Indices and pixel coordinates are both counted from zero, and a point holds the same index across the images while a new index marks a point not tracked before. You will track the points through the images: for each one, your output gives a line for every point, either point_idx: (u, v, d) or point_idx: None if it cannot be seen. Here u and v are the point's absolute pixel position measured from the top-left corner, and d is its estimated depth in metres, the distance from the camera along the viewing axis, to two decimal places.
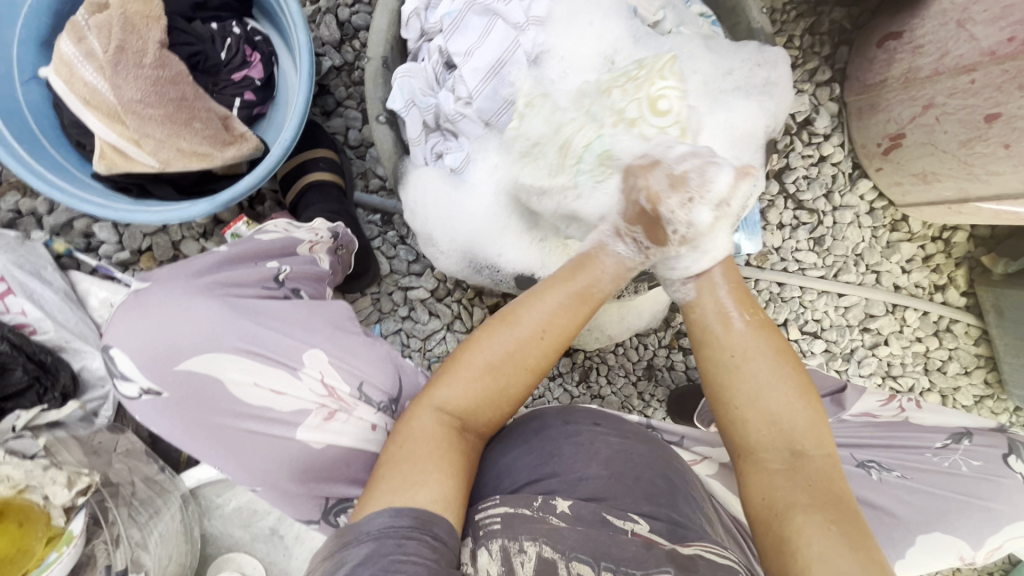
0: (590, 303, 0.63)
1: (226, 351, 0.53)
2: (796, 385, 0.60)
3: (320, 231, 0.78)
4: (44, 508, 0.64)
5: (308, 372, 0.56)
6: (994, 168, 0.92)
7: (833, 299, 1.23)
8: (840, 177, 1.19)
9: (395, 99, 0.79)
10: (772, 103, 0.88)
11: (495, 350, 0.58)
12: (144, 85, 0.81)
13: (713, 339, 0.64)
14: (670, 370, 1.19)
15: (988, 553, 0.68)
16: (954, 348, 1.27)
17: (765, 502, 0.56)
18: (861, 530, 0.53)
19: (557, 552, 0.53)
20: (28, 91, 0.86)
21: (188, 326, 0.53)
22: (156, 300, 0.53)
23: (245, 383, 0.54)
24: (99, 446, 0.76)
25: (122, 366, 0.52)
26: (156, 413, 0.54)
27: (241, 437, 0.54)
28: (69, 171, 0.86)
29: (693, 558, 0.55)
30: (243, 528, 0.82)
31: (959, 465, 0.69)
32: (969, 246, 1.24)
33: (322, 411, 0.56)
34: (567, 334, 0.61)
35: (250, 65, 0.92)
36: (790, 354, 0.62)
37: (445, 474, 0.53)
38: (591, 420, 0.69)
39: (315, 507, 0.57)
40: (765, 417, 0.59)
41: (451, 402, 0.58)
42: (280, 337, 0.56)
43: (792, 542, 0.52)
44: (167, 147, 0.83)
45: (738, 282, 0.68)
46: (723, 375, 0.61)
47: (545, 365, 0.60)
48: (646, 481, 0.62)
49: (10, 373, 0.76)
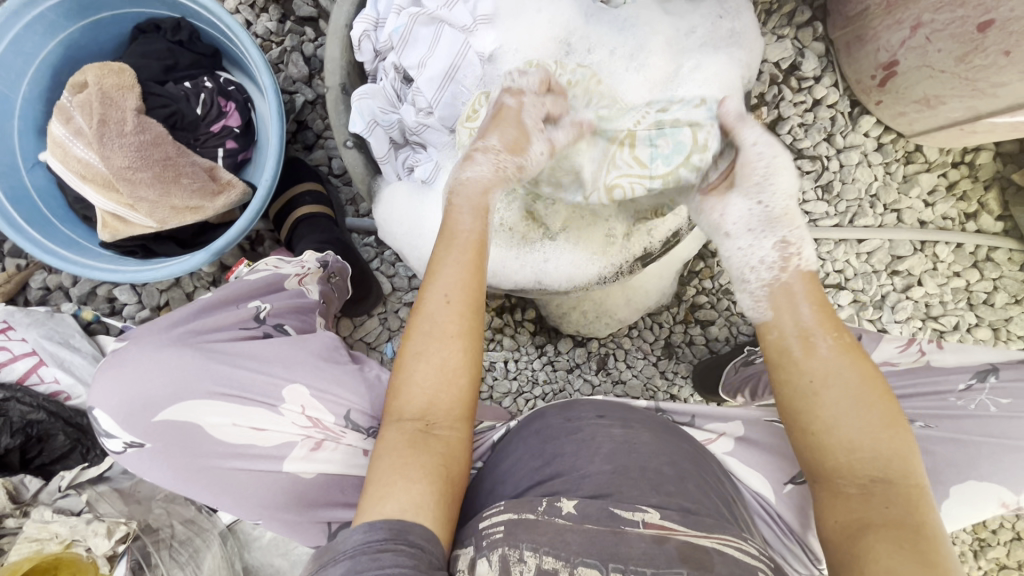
0: (469, 253, 0.62)
1: (200, 396, 0.56)
2: (882, 413, 0.56)
3: (308, 262, 0.80)
4: (91, 559, 0.69)
5: (289, 408, 0.58)
6: (998, 79, 0.84)
7: (852, 246, 1.17)
8: (839, 119, 1.13)
9: (356, 123, 0.80)
10: (743, 54, 0.85)
11: (418, 336, 0.59)
12: (129, 151, 0.86)
13: (791, 359, 0.60)
14: (691, 345, 1.16)
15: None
16: (998, 277, 1.19)
17: (840, 526, 0.54)
18: (938, 555, 0.50)
19: (563, 560, 0.54)
20: (34, 176, 0.93)
21: (161, 377, 0.56)
22: (133, 355, 0.57)
23: (222, 425, 0.57)
24: (141, 496, 0.80)
25: (105, 424, 0.56)
26: (147, 464, 0.57)
27: (229, 475, 0.57)
28: (80, 244, 0.93)
29: (708, 553, 0.54)
30: (282, 557, 0.84)
31: (985, 405, 0.65)
32: (997, 166, 1.16)
33: (307, 442, 0.58)
34: (468, 290, 0.60)
35: (227, 115, 0.96)
36: (876, 379, 0.58)
37: (412, 479, 0.53)
38: (594, 412, 0.72)
39: (320, 533, 0.59)
40: (845, 444, 0.56)
41: (406, 406, 0.57)
42: (254, 376, 0.58)
43: (863, 563, 0.50)
44: (160, 206, 0.88)
45: (821, 300, 0.63)
46: (800, 397, 0.58)
47: (461, 325, 0.59)
48: (651, 472, 0.63)
49: (53, 439, 0.82)
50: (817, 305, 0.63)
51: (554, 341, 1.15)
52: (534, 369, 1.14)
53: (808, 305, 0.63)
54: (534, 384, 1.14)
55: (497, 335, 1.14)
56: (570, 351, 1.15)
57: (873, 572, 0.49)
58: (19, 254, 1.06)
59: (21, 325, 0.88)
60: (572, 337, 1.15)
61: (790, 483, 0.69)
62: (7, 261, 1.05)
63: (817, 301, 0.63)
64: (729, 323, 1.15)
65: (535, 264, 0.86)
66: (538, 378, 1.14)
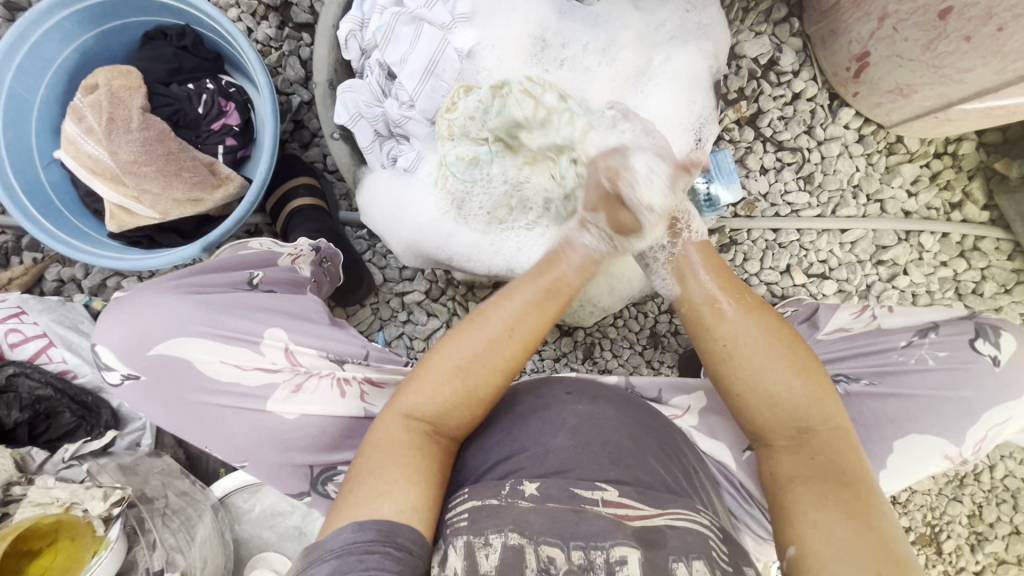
0: (554, 302, 0.66)
1: (191, 335, 0.60)
2: (793, 362, 0.63)
3: (301, 245, 0.86)
4: (87, 521, 0.73)
5: (271, 348, 0.63)
6: (963, 65, 0.86)
7: (836, 236, 1.18)
8: (818, 112, 1.15)
9: (341, 115, 0.86)
10: (710, 45, 0.88)
11: (464, 355, 0.62)
12: (134, 147, 0.92)
13: (703, 326, 0.67)
14: (676, 335, 1.18)
15: (976, 446, 0.68)
16: (985, 266, 1.19)
17: (775, 478, 0.62)
18: (866, 498, 0.57)
19: (526, 537, 0.55)
20: (50, 173, 1.00)
21: (156, 317, 0.60)
22: (129, 300, 0.62)
23: (211, 362, 0.61)
24: (139, 469, 0.85)
25: (105, 358, 0.60)
26: (153, 408, 0.62)
27: (217, 410, 0.61)
28: (90, 234, 0.99)
29: (661, 532, 0.57)
30: (270, 529, 0.88)
31: (925, 359, 0.70)
32: (981, 156, 1.17)
33: (289, 384, 0.63)
34: (531, 331, 0.64)
35: (227, 114, 1.02)
36: (781, 329, 0.64)
37: (411, 483, 0.57)
38: (563, 390, 0.73)
39: (304, 477, 0.65)
40: (763, 399, 0.63)
41: (419, 407, 0.62)
42: (240, 319, 0.63)
43: (793, 518, 0.57)
44: (164, 198, 0.94)
45: (719, 264, 0.71)
46: (720, 361, 0.65)
47: (512, 364, 0.63)
48: (612, 445, 0.65)
49: (59, 416, 0.87)
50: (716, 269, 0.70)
51: None
52: None
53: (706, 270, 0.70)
54: (522, 372, 1.17)
55: None
56: (557, 340, 1.17)
57: (803, 525, 0.57)
58: (36, 249, 1.13)
59: (34, 310, 0.94)
60: (558, 327, 1.18)
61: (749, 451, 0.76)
62: (25, 255, 1.12)
63: (716, 267, 0.71)
64: None
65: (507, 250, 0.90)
66: (525, 367, 1.17)
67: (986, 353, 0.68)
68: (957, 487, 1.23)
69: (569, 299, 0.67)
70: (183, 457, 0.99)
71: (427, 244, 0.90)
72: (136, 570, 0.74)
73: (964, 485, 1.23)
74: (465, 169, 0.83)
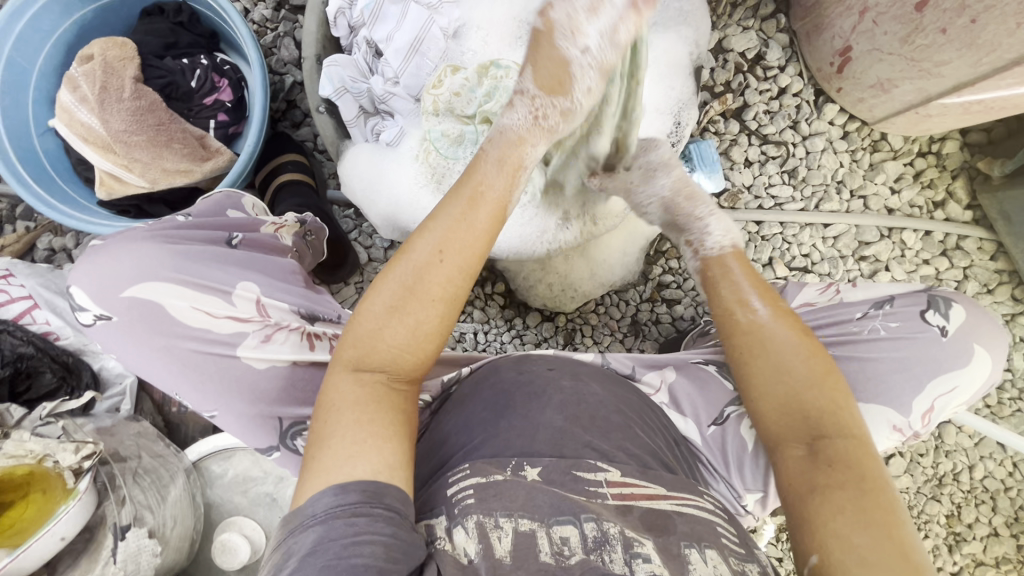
0: (480, 214, 0.64)
1: (163, 280, 0.63)
2: (811, 373, 0.65)
3: (286, 218, 0.86)
4: (59, 474, 0.74)
5: (242, 300, 0.66)
6: (940, 58, 0.88)
7: (819, 231, 1.19)
8: (804, 107, 1.16)
9: (326, 88, 0.87)
10: (690, 32, 0.91)
11: (398, 288, 0.60)
12: (126, 116, 0.94)
13: (732, 326, 0.70)
14: (657, 324, 1.19)
15: (923, 416, 0.76)
16: (968, 265, 1.19)
17: (797, 484, 0.61)
18: (888, 509, 0.57)
19: (537, 521, 0.57)
20: (44, 141, 1.02)
21: (130, 261, 0.62)
22: (107, 245, 0.64)
23: (182, 307, 0.62)
24: (115, 430, 0.86)
25: (79, 298, 0.62)
26: (127, 354, 0.63)
27: (187, 355, 0.62)
28: (80, 202, 1.01)
29: (669, 517, 0.62)
30: (242, 495, 0.90)
31: (877, 330, 0.77)
32: (965, 155, 1.18)
33: (258, 334, 0.65)
34: (467, 252, 0.62)
35: (219, 89, 1.04)
36: (812, 346, 0.67)
37: (384, 441, 0.56)
38: (545, 365, 0.76)
39: (273, 430, 0.65)
40: (780, 398, 0.66)
41: (367, 356, 0.59)
42: (214, 271, 0.66)
43: (817, 524, 0.58)
44: (153, 168, 0.96)
45: (754, 274, 0.74)
46: (737, 358, 0.69)
47: (454, 291, 0.61)
48: (600, 418, 0.70)
49: (40, 376, 0.88)
50: (747, 277, 0.73)
51: (523, 315, 1.19)
52: (503, 343, 1.18)
53: (739, 274, 0.73)
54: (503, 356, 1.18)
55: (468, 307, 1.18)
56: (538, 325, 1.18)
57: (826, 532, 0.57)
58: (29, 218, 1.15)
59: (21, 273, 0.95)
60: (540, 312, 1.18)
61: (714, 424, 0.82)
62: (18, 223, 1.14)
63: (747, 270, 0.74)
64: (695, 303, 1.18)
65: None
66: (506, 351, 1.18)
67: (934, 324, 0.76)
68: (936, 486, 1.23)
69: (497, 212, 0.66)
70: (162, 424, 1.03)
71: (405, 216, 0.91)
72: (104, 525, 0.75)
73: (943, 485, 1.23)
74: (448, 146, 0.85)
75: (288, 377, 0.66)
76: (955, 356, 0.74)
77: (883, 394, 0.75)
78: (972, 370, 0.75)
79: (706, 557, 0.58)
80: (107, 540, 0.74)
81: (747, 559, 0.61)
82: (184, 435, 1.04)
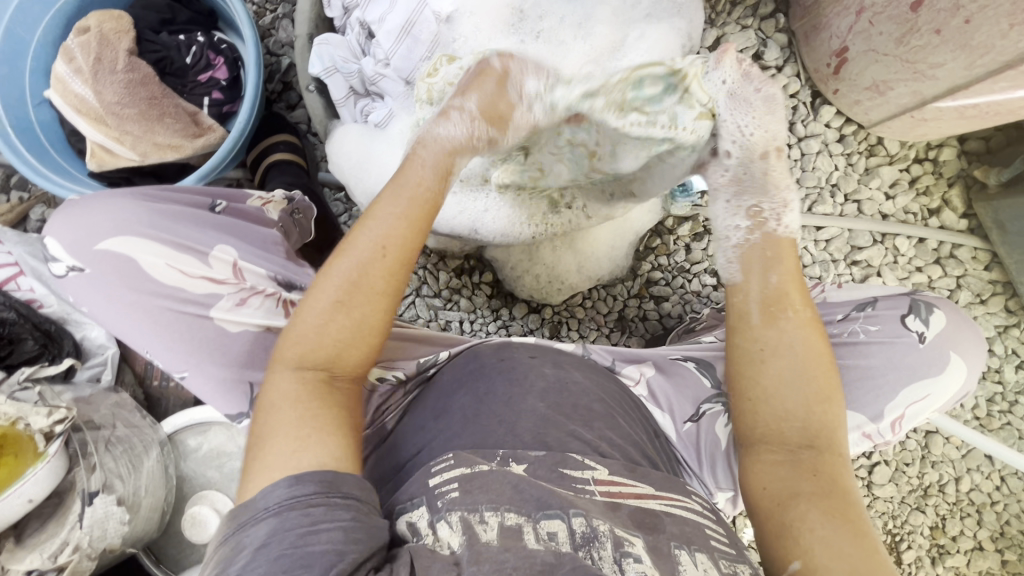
0: (419, 206, 0.61)
1: (139, 236, 0.63)
2: (822, 387, 0.65)
3: (273, 194, 0.85)
4: (31, 437, 0.74)
5: (219, 261, 0.66)
6: (935, 59, 0.88)
7: (811, 233, 1.18)
8: (800, 108, 1.15)
9: (316, 65, 0.90)
10: (684, 23, 0.93)
11: (336, 284, 0.57)
12: (119, 88, 0.95)
13: (750, 323, 0.68)
14: (644, 320, 1.18)
15: (892, 424, 0.77)
16: (961, 274, 1.18)
17: (777, 496, 0.61)
18: (862, 519, 0.58)
19: (524, 516, 0.52)
20: (39, 112, 1.03)
21: (108, 216, 0.63)
22: (86, 200, 0.65)
23: (156, 264, 0.63)
24: (92, 398, 0.86)
25: (54, 249, 0.63)
26: (104, 310, 0.64)
27: (158, 311, 0.63)
28: (72, 174, 1.02)
29: (658, 517, 0.59)
30: (216, 469, 0.90)
31: (856, 333, 0.79)
32: (962, 163, 1.17)
33: (234, 297, 0.65)
34: (405, 245, 0.59)
35: (215, 67, 1.05)
36: (824, 355, 0.66)
37: (328, 434, 0.53)
38: (527, 353, 0.75)
39: (241, 398, 0.65)
40: (779, 411, 0.65)
41: (307, 353, 0.57)
42: (192, 231, 0.66)
43: (799, 533, 0.57)
44: (144, 141, 0.97)
45: (796, 272, 0.70)
46: (747, 363, 0.67)
47: (394, 285, 0.59)
48: (582, 407, 0.69)
49: (22, 342, 0.89)
50: (787, 281, 0.69)
51: (509, 306, 1.19)
52: (489, 333, 1.18)
53: (779, 271, 0.70)
54: None
55: (455, 296, 1.17)
56: (524, 317, 1.18)
57: (808, 539, 0.57)
58: (23, 188, 1.16)
59: (10, 241, 0.95)
60: (527, 303, 1.18)
61: (691, 421, 0.81)
62: (12, 193, 1.15)
63: (789, 269, 0.70)
64: (683, 300, 1.18)
65: (473, 210, 0.95)
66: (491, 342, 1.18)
67: (914, 329, 0.76)
68: (920, 497, 1.22)
69: (435, 202, 0.63)
70: (142, 397, 1.03)
71: None
72: (73, 490, 0.75)
73: (928, 496, 1.21)
74: None
75: (260, 345, 0.66)
76: (930, 362, 0.75)
77: (854, 399, 0.77)
78: (944, 378, 0.75)
79: (697, 561, 0.54)
80: (75, 505, 0.73)
81: (737, 559, 0.58)
82: (164, 410, 1.05)
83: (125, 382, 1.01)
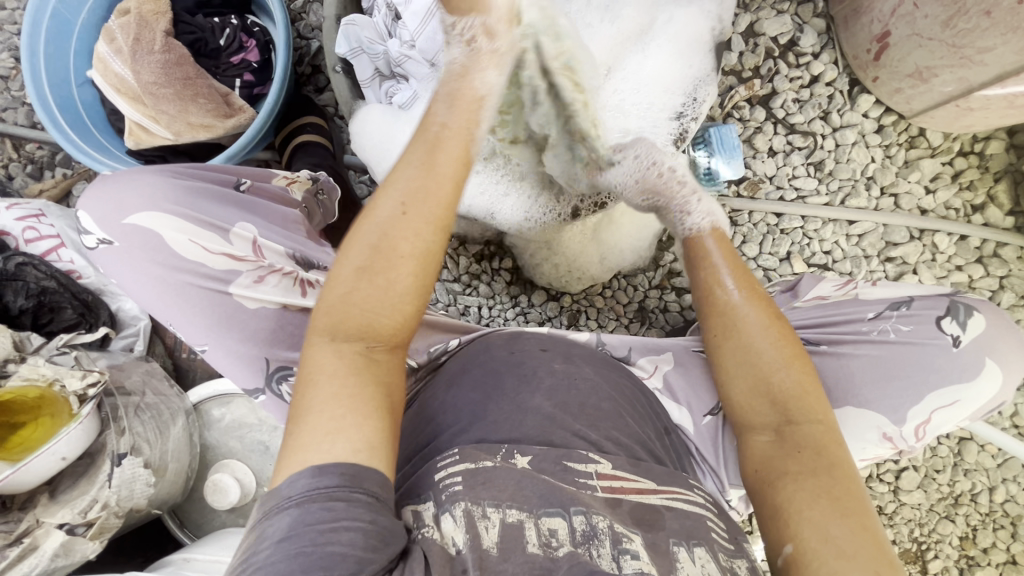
0: (440, 153, 0.60)
1: (163, 211, 0.65)
2: (781, 357, 0.62)
3: (298, 173, 0.86)
4: (67, 399, 0.77)
5: (239, 237, 0.68)
6: (983, 43, 0.85)
7: (842, 227, 1.13)
8: (837, 97, 1.11)
9: (342, 45, 0.92)
10: (713, 6, 0.90)
11: (364, 250, 0.55)
12: (156, 68, 0.98)
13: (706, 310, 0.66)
14: (664, 312, 1.16)
15: (917, 429, 0.75)
16: (1005, 274, 1.11)
17: (764, 476, 0.60)
18: (854, 492, 0.56)
19: (526, 512, 0.53)
20: (83, 91, 1.07)
21: (136, 191, 0.65)
22: (115, 175, 0.67)
23: (180, 239, 0.65)
24: (125, 364, 0.90)
25: (85, 223, 0.66)
26: (130, 282, 0.66)
27: (181, 285, 0.65)
28: (111, 151, 1.06)
29: (659, 512, 0.58)
30: (237, 440, 0.94)
31: (887, 332, 0.76)
32: (1010, 158, 1.10)
33: (252, 274, 0.67)
34: (432, 202, 0.57)
35: (246, 49, 1.08)
36: (779, 324, 0.63)
37: (365, 415, 0.50)
38: (538, 346, 0.74)
39: (260, 371, 0.67)
40: (749, 386, 0.63)
41: (338, 323, 0.54)
42: (215, 209, 0.69)
43: (790, 516, 0.56)
44: (178, 120, 0.99)
45: (733, 253, 0.69)
46: (711, 349, 0.66)
47: (427, 246, 0.56)
48: (590, 406, 0.68)
49: (62, 310, 0.93)
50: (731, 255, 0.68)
51: (528, 293, 1.18)
52: (507, 319, 1.18)
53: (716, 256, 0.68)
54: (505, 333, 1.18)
55: (474, 280, 1.18)
56: (543, 304, 1.18)
57: (800, 523, 0.55)
58: (68, 165, 1.21)
59: (53, 215, 0.98)
60: (546, 291, 1.18)
61: (709, 415, 0.80)
62: (57, 170, 1.20)
63: (722, 253, 0.68)
64: None
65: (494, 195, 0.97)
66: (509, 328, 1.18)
67: (948, 332, 0.74)
68: (950, 505, 1.17)
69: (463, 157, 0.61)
70: (171, 367, 1.09)
71: None
72: (103, 451, 0.77)
73: (958, 505, 1.16)
74: None
75: (277, 321, 0.67)
76: (959, 367, 0.73)
77: (868, 385, 0.74)
78: (978, 385, 0.73)
79: (695, 557, 0.54)
80: (104, 465, 0.76)
81: (736, 555, 0.58)
82: (191, 381, 1.09)
83: (156, 353, 1.07)
